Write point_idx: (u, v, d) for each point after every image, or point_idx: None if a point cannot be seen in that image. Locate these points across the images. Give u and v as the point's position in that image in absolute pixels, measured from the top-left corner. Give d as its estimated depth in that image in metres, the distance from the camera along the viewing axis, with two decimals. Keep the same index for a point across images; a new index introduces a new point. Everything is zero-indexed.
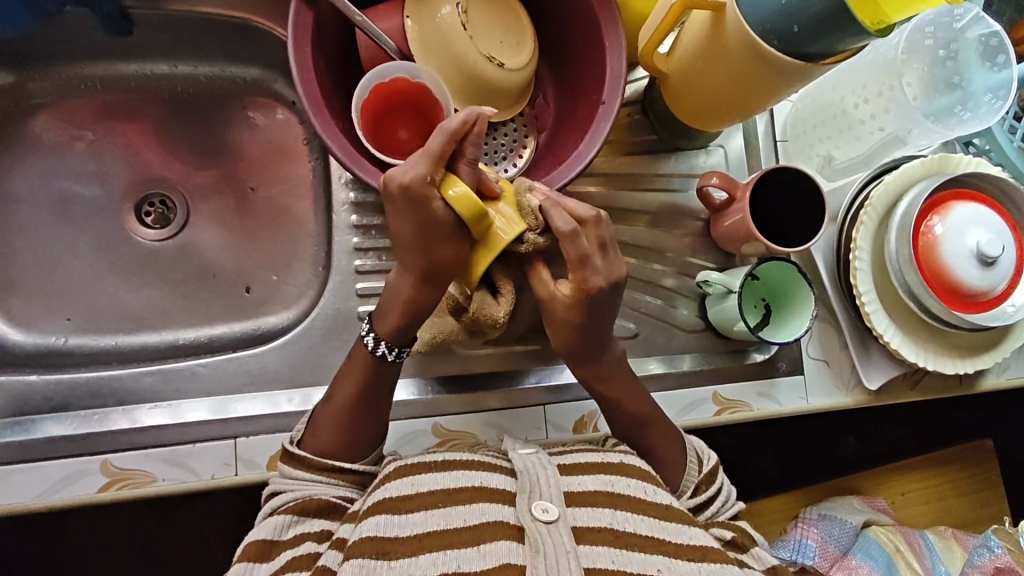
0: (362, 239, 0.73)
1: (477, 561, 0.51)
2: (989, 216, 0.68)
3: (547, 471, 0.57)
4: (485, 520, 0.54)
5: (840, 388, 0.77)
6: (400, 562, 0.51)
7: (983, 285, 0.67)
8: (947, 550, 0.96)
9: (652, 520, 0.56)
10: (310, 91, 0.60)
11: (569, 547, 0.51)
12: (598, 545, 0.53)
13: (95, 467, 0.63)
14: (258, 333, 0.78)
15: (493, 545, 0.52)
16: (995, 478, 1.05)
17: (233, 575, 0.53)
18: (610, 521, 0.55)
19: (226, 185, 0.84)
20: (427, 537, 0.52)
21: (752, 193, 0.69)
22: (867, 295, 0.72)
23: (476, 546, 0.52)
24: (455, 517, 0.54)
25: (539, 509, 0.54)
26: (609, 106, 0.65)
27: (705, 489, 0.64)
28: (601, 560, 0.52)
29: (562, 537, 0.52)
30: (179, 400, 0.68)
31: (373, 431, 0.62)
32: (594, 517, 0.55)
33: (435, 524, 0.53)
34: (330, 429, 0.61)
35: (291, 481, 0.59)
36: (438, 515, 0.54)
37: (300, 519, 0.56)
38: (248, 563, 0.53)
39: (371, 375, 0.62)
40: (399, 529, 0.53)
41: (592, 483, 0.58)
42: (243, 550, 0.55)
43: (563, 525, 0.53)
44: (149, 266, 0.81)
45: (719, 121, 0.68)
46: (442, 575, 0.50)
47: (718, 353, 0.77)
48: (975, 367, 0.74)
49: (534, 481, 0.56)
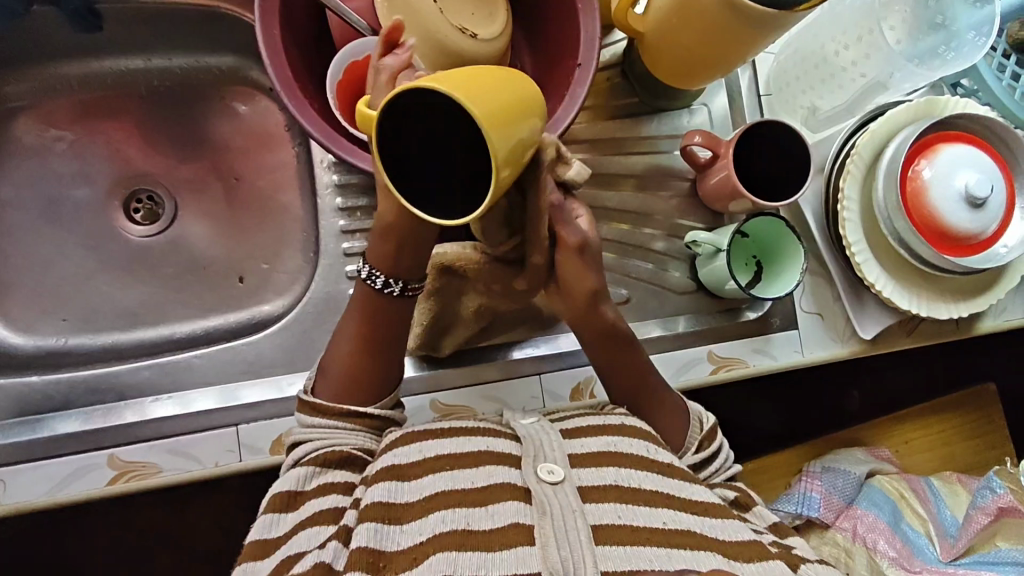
0: (349, 222, 0.73)
1: (484, 519, 0.52)
2: (978, 157, 0.67)
3: (550, 435, 0.59)
4: (492, 482, 0.56)
5: (835, 340, 0.77)
6: (411, 526, 0.53)
7: (974, 227, 0.66)
8: (952, 493, 0.98)
9: (655, 477, 0.58)
10: (282, 72, 0.59)
11: (576, 507, 0.52)
12: (604, 503, 0.54)
13: (101, 462, 0.64)
14: (255, 321, 0.80)
15: (501, 506, 0.54)
16: (999, 422, 1.07)
17: (261, 525, 0.56)
18: (615, 479, 0.56)
19: (212, 176, 0.84)
20: (437, 497, 0.54)
21: (736, 148, 0.68)
22: (856, 244, 0.71)
23: (484, 506, 0.53)
24: (463, 479, 0.56)
25: (546, 471, 0.55)
26: (585, 71, 0.64)
27: (707, 447, 0.65)
28: (607, 517, 0.53)
29: (568, 497, 0.53)
30: (178, 392, 0.68)
31: (387, 372, 0.65)
32: (598, 477, 0.56)
33: (441, 485, 0.55)
34: (343, 372, 0.63)
35: (316, 427, 0.61)
36: (445, 478, 0.56)
37: (323, 470, 0.58)
38: (272, 514, 0.56)
39: (377, 308, 0.62)
40: (410, 494, 0.55)
41: (597, 444, 0.59)
42: (268, 501, 0.57)
43: (568, 485, 0.54)
44: (141, 262, 0.82)
45: (699, 78, 0.69)
46: (452, 531, 0.52)
47: (710, 313, 0.77)
48: (970, 310, 0.73)
49: (538, 446, 0.58)
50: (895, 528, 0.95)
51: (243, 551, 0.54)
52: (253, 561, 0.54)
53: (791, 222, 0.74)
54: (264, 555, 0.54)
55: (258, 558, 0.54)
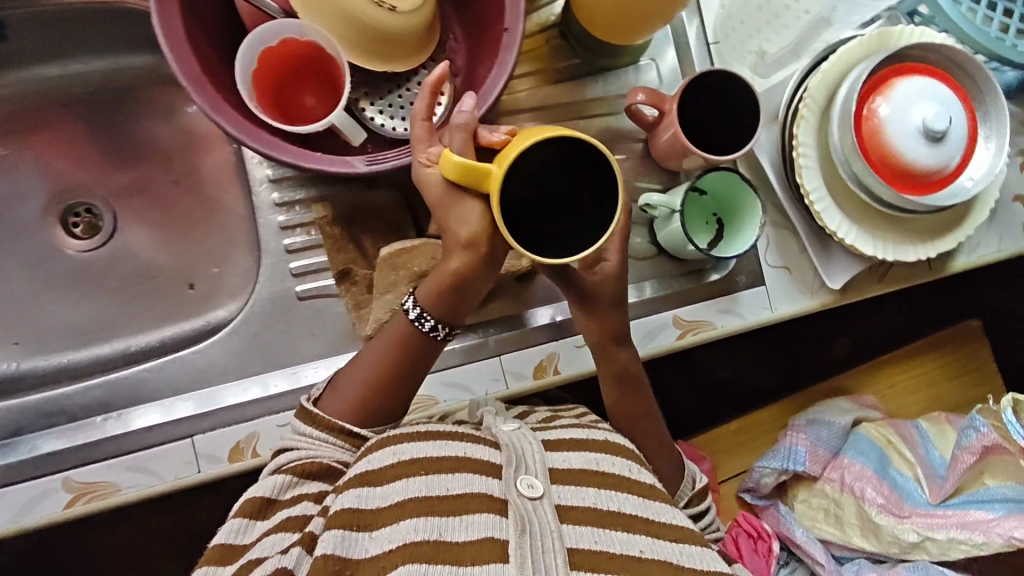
0: (289, 217, 0.70)
1: (457, 530, 0.52)
2: (935, 88, 0.63)
3: (532, 446, 0.59)
4: (468, 490, 0.55)
5: (804, 293, 0.75)
6: (381, 533, 0.52)
7: (935, 163, 0.63)
8: (940, 434, 0.96)
9: (635, 499, 0.58)
10: (189, 67, 0.56)
11: (554, 526, 0.52)
12: (582, 525, 0.54)
13: (57, 486, 0.63)
14: (210, 327, 0.78)
15: (476, 517, 0.53)
16: (986, 358, 1.05)
17: (231, 529, 0.56)
18: (594, 501, 0.57)
19: (151, 182, 0.82)
20: (408, 503, 0.54)
21: (679, 104, 0.64)
22: (815, 191, 0.68)
23: (459, 516, 0.53)
24: (438, 485, 0.55)
25: (527, 484, 0.55)
26: (512, 35, 0.61)
27: (697, 503, 0.69)
28: (584, 540, 0.53)
29: (547, 515, 0.53)
30: (131, 408, 0.67)
31: (391, 407, 0.63)
32: (577, 497, 0.56)
33: (415, 490, 0.55)
34: (354, 393, 0.62)
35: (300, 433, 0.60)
36: (419, 483, 0.55)
37: (301, 481, 0.58)
38: (244, 519, 0.55)
39: (409, 347, 0.62)
40: (379, 500, 0.54)
41: (578, 461, 0.60)
42: (241, 505, 0.57)
43: (547, 502, 0.54)
44: (87, 278, 0.80)
45: (638, 31, 0.65)
46: (424, 540, 0.51)
47: (674, 277, 0.75)
48: (939, 249, 0.70)
49: (521, 456, 0.58)
50: (884, 475, 0.93)
51: (208, 553, 0.54)
52: (217, 564, 0.54)
53: (749, 178, 0.72)
54: (229, 561, 0.53)
55: (223, 563, 0.54)
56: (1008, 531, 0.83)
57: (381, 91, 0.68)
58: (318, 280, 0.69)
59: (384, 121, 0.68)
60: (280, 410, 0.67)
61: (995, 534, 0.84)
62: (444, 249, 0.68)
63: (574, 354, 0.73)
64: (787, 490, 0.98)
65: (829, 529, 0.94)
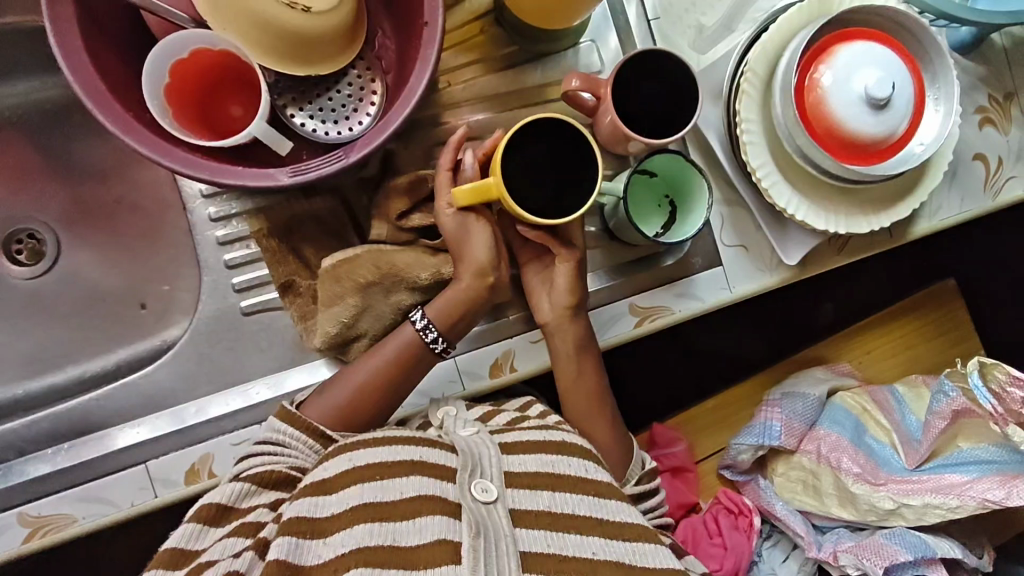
0: (227, 231, 0.68)
1: (411, 535, 0.51)
2: (878, 53, 0.61)
3: (489, 450, 0.59)
4: (421, 494, 0.55)
5: (762, 270, 0.73)
6: (334, 537, 0.51)
7: (881, 132, 0.61)
8: (916, 398, 0.95)
9: (591, 499, 0.58)
10: (93, 86, 0.54)
11: (507, 530, 0.52)
12: (535, 529, 0.54)
13: (12, 522, 0.62)
14: (164, 347, 0.77)
15: (428, 519, 0.52)
16: (962, 316, 1.04)
17: (183, 533, 0.54)
18: (550, 505, 0.56)
19: (91, 203, 0.80)
20: (360, 509, 0.53)
21: (614, 87, 0.62)
22: (762, 169, 0.66)
23: (412, 520, 0.52)
24: (391, 489, 0.54)
25: (480, 488, 0.55)
26: (433, 29, 0.58)
27: (647, 482, 0.71)
28: (538, 543, 0.53)
29: (500, 519, 0.53)
30: (83, 437, 0.66)
31: (373, 416, 0.64)
32: (531, 501, 0.56)
33: (369, 496, 0.54)
34: (341, 398, 0.63)
35: (276, 433, 0.60)
36: (372, 488, 0.54)
37: (260, 489, 0.57)
38: (199, 524, 0.54)
39: (411, 361, 0.64)
40: (335, 506, 0.53)
41: (534, 464, 0.59)
42: (195, 510, 0.55)
43: (501, 506, 0.54)
44: (35, 305, 0.78)
45: (569, 12, 0.62)
46: (377, 546, 0.50)
47: (628, 262, 0.73)
48: (893, 219, 0.68)
49: (476, 461, 0.57)
50: (860, 443, 0.93)
51: (158, 556, 0.52)
52: (165, 569, 0.52)
53: (700, 164, 0.71)
54: (178, 565, 0.52)
55: (172, 567, 0.52)
56: (981, 493, 0.82)
57: (310, 94, 0.66)
58: (261, 294, 0.68)
59: (315, 125, 0.66)
60: (233, 429, 0.66)
61: (969, 497, 0.83)
62: (388, 257, 0.66)
63: (530, 349, 0.72)
64: (767, 464, 0.97)
65: (809, 501, 0.93)
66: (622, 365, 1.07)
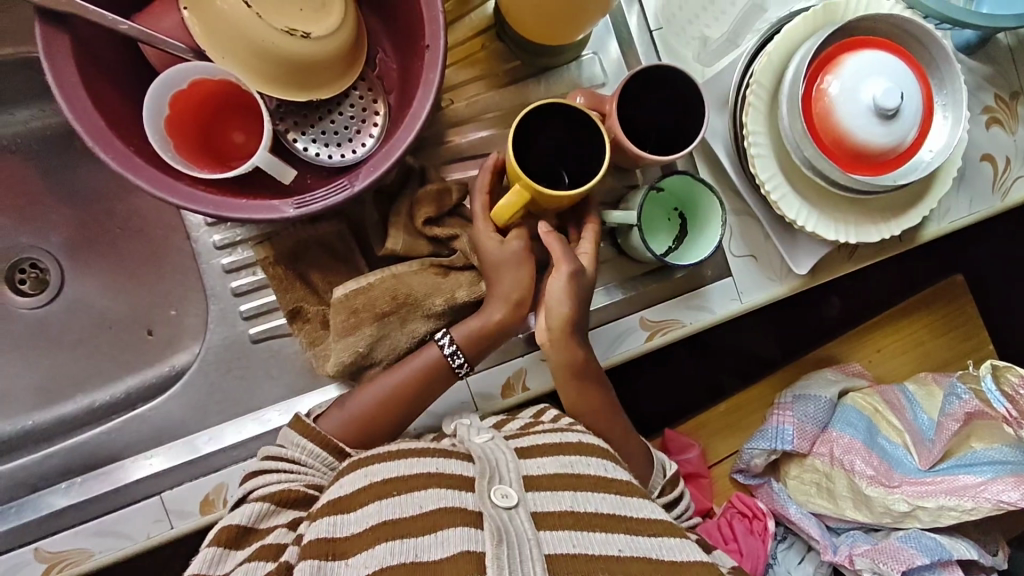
0: (232, 258, 0.68)
1: (436, 548, 0.51)
2: (885, 62, 0.60)
3: (505, 456, 0.58)
4: (441, 506, 0.55)
5: (772, 278, 0.73)
6: (355, 558, 0.51)
7: (889, 142, 0.60)
8: (928, 396, 0.95)
9: (611, 498, 0.58)
10: (93, 124, 0.53)
11: (530, 533, 0.51)
12: (559, 529, 0.53)
13: (29, 558, 0.62)
14: (174, 373, 0.76)
15: (451, 531, 0.52)
16: (972, 311, 1.03)
17: (202, 560, 0.53)
18: (571, 504, 0.56)
19: (94, 230, 0.79)
20: (380, 528, 0.52)
21: (618, 104, 0.61)
22: (770, 181, 0.66)
23: (433, 533, 0.52)
24: (411, 504, 0.54)
25: (500, 494, 0.54)
26: (435, 51, 0.58)
27: (671, 491, 0.72)
28: (562, 545, 0.52)
29: (523, 522, 0.52)
30: (96, 469, 0.66)
31: (390, 429, 0.64)
32: (553, 502, 0.56)
33: (387, 513, 0.54)
34: (356, 415, 0.63)
35: (292, 447, 0.60)
36: (392, 505, 0.54)
37: (277, 509, 0.57)
38: (219, 549, 0.53)
39: (431, 380, 0.64)
40: (354, 526, 0.53)
41: (553, 465, 0.60)
42: (213, 535, 0.55)
43: (522, 509, 0.53)
44: (43, 335, 0.78)
45: (573, 27, 0.61)
46: (400, 563, 0.50)
47: (637, 277, 0.72)
48: (903, 226, 0.68)
49: (494, 467, 0.57)
50: (872, 444, 0.92)
51: None
52: None
53: (709, 180, 0.71)
54: None
55: None
56: (996, 495, 0.83)
57: (313, 117, 0.65)
58: (271, 321, 0.67)
59: (318, 149, 0.65)
60: (247, 457, 0.65)
61: (984, 499, 0.83)
62: (404, 284, 0.64)
63: (543, 367, 0.71)
64: (779, 467, 0.96)
65: (824, 503, 0.92)
66: (632, 372, 1.06)
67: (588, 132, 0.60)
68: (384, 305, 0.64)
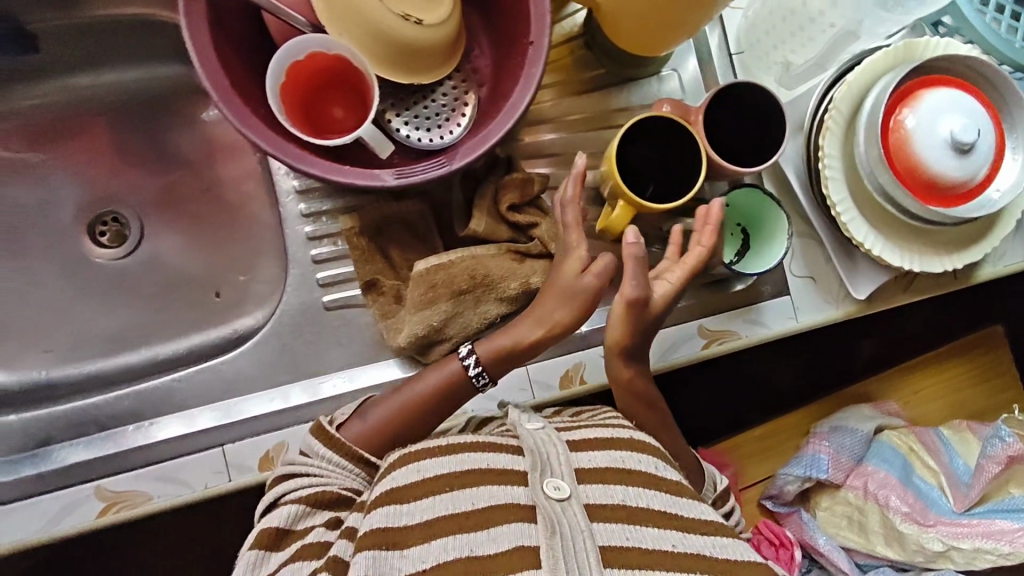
0: (315, 227, 0.71)
1: (488, 544, 0.49)
2: (963, 100, 0.63)
3: (555, 448, 0.56)
4: (494, 502, 0.52)
5: (829, 301, 0.75)
6: (412, 551, 0.49)
7: (962, 175, 0.63)
8: (962, 442, 0.95)
9: (664, 495, 0.56)
10: (218, 80, 0.57)
11: (583, 525, 0.49)
12: (611, 522, 0.51)
13: (90, 494, 0.64)
14: (238, 335, 0.77)
15: (506, 528, 0.50)
16: (1010, 363, 1.04)
17: (244, 563, 0.52)
18: (624, 498, 0.54)
19: (178, 191, 0.83)
20: (436, 523, 0.50)
21: (705, 115, 0.64)
22: (840, 203, 0.69)
23: (485, 530, 0.50)
24: (462, 500, 0.52)
25: (551, 486, 0.52)
26: (539, 47, 0.61)
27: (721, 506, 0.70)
28: (616, 537, 0.50)
29: (575, 516, 0.50)
30: (162, 416, 0.68)
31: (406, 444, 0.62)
32: (605, 496, 0.53)
33: (442, 507, 0.51)
34: (376, 423, 0.61)
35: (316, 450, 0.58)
36: (446, 500, 0.52)
37: (311, 511, 0.55)
38: (261, 551, 0.53)
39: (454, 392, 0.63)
40: (408, 518, 0.51)
41: (603, 459, 0.57)
42: (254, 537, 0.54)
43: (575, 502, 0.52)
44: (118, 286, 0.81)
45: (666, 41, 0.65)
46: (456, 560, 0.48)
47: (698, 287, 0.74)
48: (966, 260, 0.70)
49: (544, 460, 0.55)
50: (907, 482, 0.92)
51: None
52: None
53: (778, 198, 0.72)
54: None
55: None
56: None
57: (407, 101, 0.69)
58: (345, 290, 0.70)
59: (409, 131, 0.68)
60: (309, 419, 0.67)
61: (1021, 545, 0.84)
62: (482, 265, 0.67)
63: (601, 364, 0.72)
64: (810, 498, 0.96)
65: (853, 537, 0.92)
66: (668, 389, 1.07)
67: (677, 140, 0.63)
68: (462, 283, 0.66)
